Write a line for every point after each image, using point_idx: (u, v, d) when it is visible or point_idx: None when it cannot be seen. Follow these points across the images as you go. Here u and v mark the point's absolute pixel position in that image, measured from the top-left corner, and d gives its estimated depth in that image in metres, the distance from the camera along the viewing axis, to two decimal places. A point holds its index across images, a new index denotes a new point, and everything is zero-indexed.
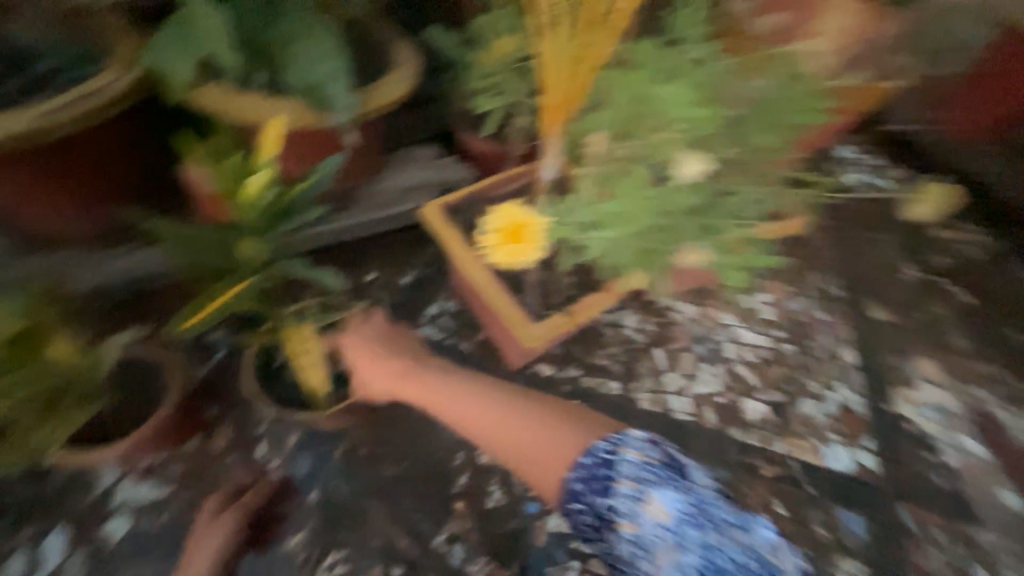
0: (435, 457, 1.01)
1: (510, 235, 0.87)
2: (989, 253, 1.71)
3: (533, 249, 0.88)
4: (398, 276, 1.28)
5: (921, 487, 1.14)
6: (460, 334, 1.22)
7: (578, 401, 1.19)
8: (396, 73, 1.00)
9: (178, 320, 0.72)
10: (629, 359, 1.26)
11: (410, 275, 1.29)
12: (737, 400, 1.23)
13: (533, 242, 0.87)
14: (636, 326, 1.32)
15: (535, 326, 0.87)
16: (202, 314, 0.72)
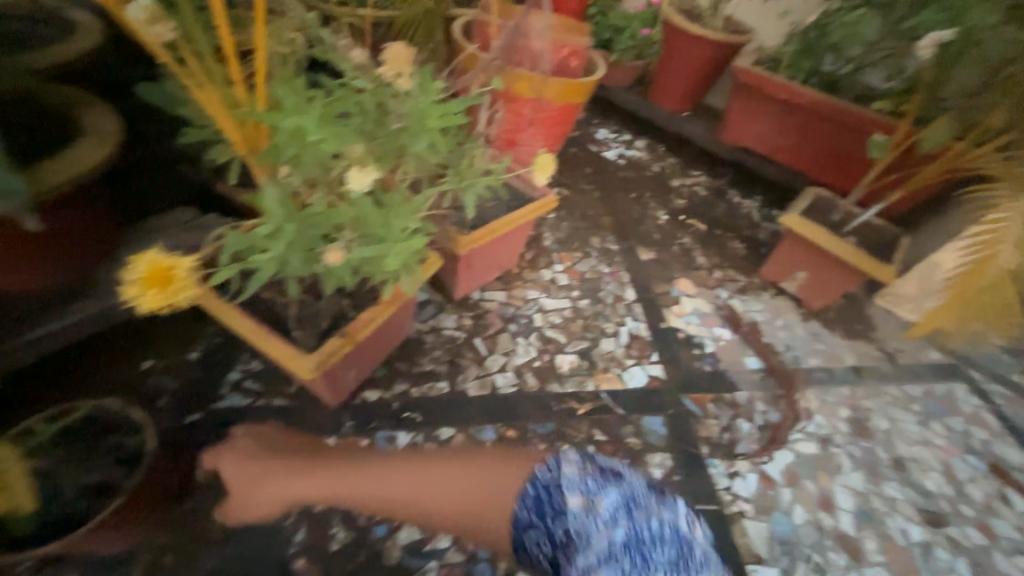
0: (265, 525, 0.98)
1: (153, 282, 0.69)
2: (708, 190, 2.26)
3: (180, 295, 0.71)
4: (184, 353, 1.18)
5: (694, 376, 1.45)
6: (270, 391, 1.16)
7: (410, 412, 1.20)
8: (86, 141, 0.93)
9: None
10: (452, 356, 1.34)
11: (199, 347, 1.19)
12: (552, 360, 1.40)
13: (179, 289, 0.71)
14: (455, 324, 1.42)
15: (308, 358, 0.84)
16: None
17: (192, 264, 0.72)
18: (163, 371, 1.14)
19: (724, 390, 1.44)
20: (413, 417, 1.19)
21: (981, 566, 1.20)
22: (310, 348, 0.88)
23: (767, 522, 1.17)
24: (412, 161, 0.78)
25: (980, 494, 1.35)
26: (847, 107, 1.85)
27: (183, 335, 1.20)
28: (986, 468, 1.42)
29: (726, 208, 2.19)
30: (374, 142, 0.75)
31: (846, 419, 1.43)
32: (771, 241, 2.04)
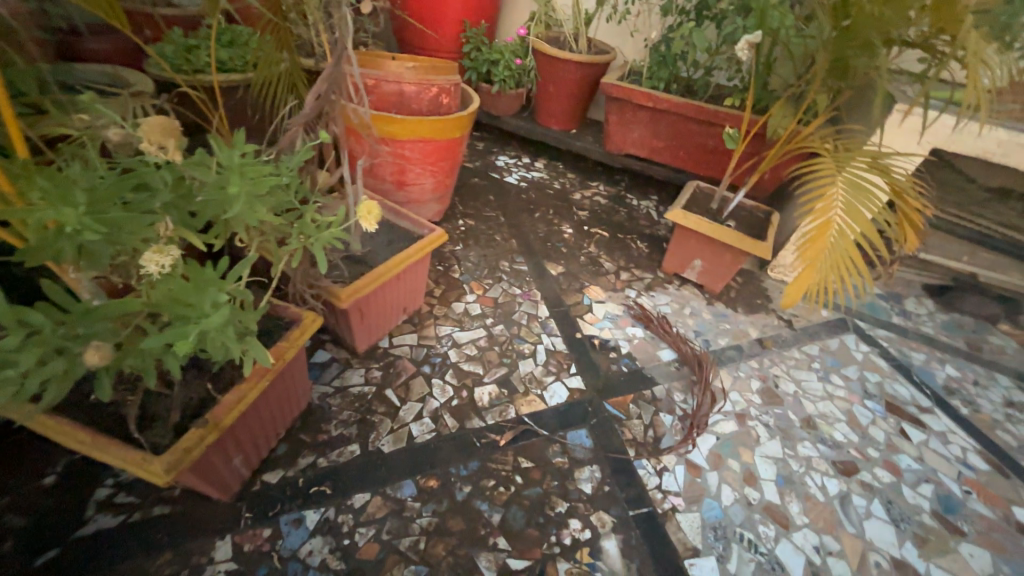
0: None
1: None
2: (607, 198, 2.38)
3: None
4: (37, 480, 1.02)
5: (612, 380, 1.48)
6: (149, 500, 1.02)
7: (319, 486, 1.10)
8: None
9: None
10: (363, 414, 1.26)
11: (57, 469, 1.04)
12: (470, 394, 1.37)
13: None
14: (364, 378, 1.35)
15: (156, 459, 0.75)
16: None
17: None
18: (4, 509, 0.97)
19: (643, 389, 1.46)
20: (322, 490, 1.09)
21: (893, 503, 1.29)
22: (163, 448, 0.78)
23: (699, 510, 1.19)
24: (239, 228, 0.73)
25: (882, 434, 1.46)
26: (704, 106, 2.04)
27: (34, 460, 1.04)
28: (883, 408, 1.54)
29: (625, 212, 2.31)
30: (186, 215, 0.70)
31: (757, 391, 1.51)
32: (670, 235, 2.17)
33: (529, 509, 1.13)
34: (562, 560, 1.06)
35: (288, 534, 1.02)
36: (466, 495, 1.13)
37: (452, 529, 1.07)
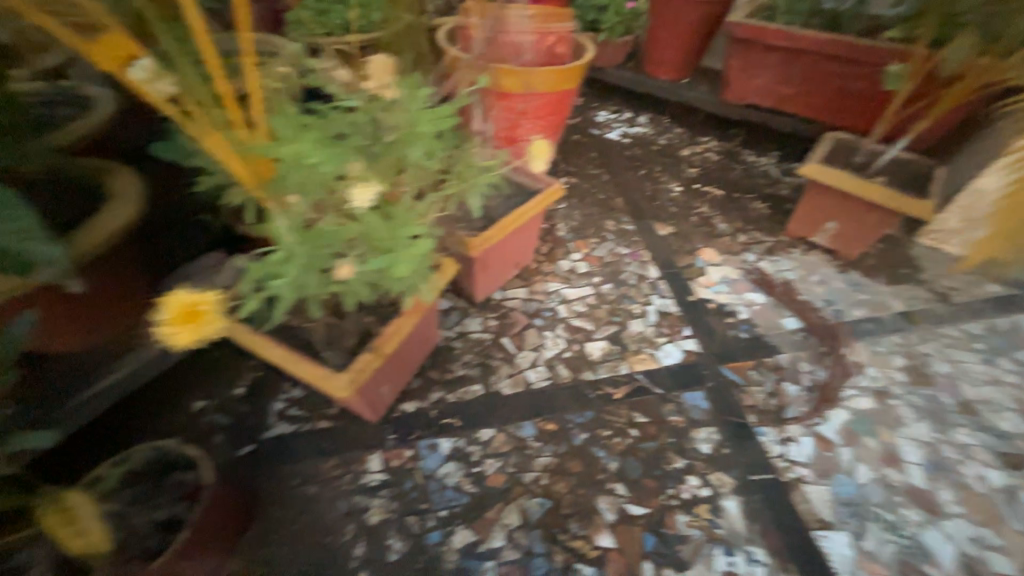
0: (325, 544, 1.01)
1: (188, 315, 0.70)
2: (721, 154, 2.18)
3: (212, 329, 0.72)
4: (232, 389, 1.23)
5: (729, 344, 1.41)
6: (315, 414, 1.20)
7: (449, 418, 1.20)
8: (115, 204, 0.98)
9: None
10: (482, 359, 1.35)
11: (244, 382, 1.25)
12: (582, 348, 1.39)
13: (210, 325, 0.72)
14: (481, 326, 1.43)
15: (338, 376, 0.87)
16: None
17: (218, 298, 0.73)
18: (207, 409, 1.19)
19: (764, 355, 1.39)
20: (452, 422, 1.20)
21: None
22: (341, 368, 0.90)
23: (829, 484, 1.12)
24: None
25: None
26: (855, 43, 1.76)
27: (227, 373, 1.26)
28: None
29: (741, 170, 2.11)
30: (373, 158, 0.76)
31: (901, 367, 1.36)
32: (795, 196, 1.95)
33: (645, 461, 1.15)
34: (680, 513, 1.07)
35: (428, 455, 1.14)
36: (583, 441, 1.18)
37: (572, 470, 1.13)
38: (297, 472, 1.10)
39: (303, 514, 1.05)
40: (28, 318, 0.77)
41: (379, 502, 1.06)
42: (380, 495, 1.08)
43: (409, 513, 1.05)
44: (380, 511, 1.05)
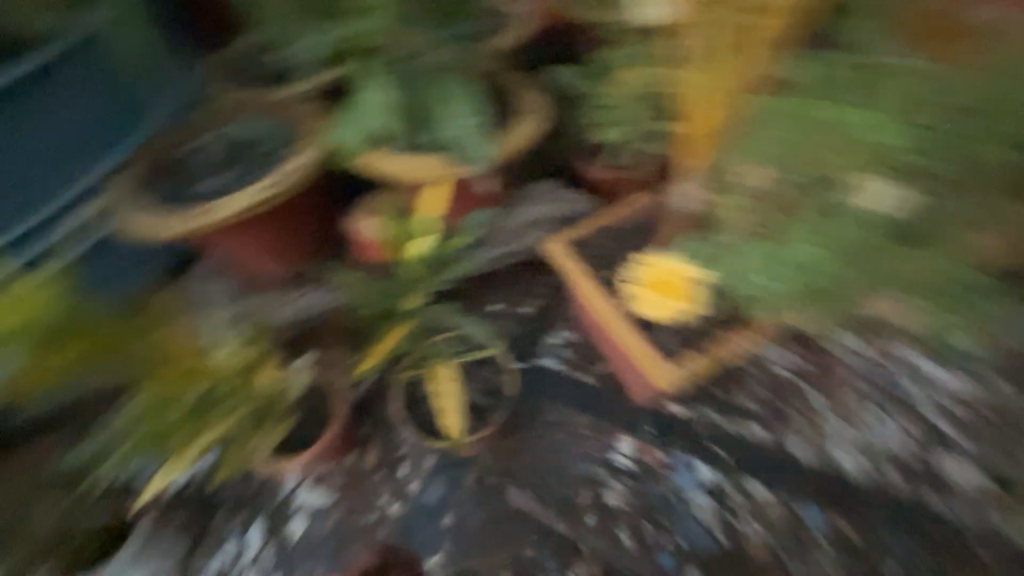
0: (561, 494, 1.04)
1: (664, 283, 0.85)
2: None
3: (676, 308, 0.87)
4: (516, 307, 1.21)
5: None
6: (581, 366, 1.14)
7: (716, 446, 1.03)
8: (523, 120, 1.07)
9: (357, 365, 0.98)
10: (777, 404, 1.01)
11: (530, 305, 1.22)
12: (942, 464, 0.93)
13: (677, 303, 0.86)
14: (789, 362, 1.01)
15: (668, 366, 0.88)
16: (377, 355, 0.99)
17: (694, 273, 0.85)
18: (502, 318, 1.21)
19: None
20: (719, 454, 1.02)
21: None
22: (668, 356, 0.90)
23: None
24: None
25: None
26: None
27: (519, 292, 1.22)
28: None
29: None
30: None
31: None
32: None
33: None
34: None
35: (681, 472, 1.03)
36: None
37: None
38: (554, 413, 1.11)
39: (550, 455, 1.08)
40: (477, 220, 1.03)
41: (618, 487, 1.03)
42: (622, 480, 1.04)
43: (644, 517, 1.01)
44: (616, 496, 1.03)
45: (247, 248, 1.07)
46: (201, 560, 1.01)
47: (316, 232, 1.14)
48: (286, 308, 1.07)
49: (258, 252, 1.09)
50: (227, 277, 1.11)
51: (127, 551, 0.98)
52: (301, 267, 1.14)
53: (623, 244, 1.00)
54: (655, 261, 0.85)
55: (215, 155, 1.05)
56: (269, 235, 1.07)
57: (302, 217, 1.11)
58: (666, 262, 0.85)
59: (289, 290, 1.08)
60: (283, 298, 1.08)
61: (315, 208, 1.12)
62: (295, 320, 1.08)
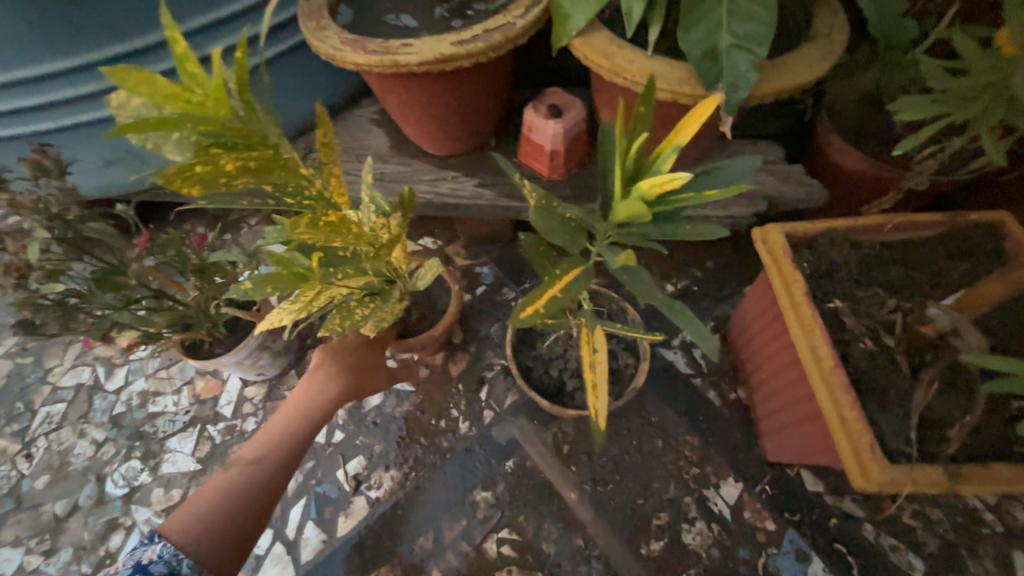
0: (635, 503, 0.89)
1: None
2: None
3: None
4: (664, 282, 1.07)
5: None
6: (712, 380, 0.98)
7: (844, 549, 0.82)
8: (809, 47, 0.70)
9: (519, 307, 0.49)
10: (956, 541, 0.82)
11: (678, 284, 1.07)
12: None
13: None
14: (992, 502, 0.84)
15: (887, 467, 0.56)
16: (542, 306, 0.51)
17: None
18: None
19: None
20: (846, 559, 0.82)
21: None
22: (887, 455, 0.58)
23: None
24: None
25: None
26: None
27: (675, 264, 1.09)
28: None
29: None
30: None
31: None
32: None
33: None
34: None
35: (785, 554, 0.83)
36: None
37: None
38: (661, 415, 0.95)
39: (639, 455, 0.92)
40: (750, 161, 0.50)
41: (702, 529, 0.86)
42: (710, 523, 0.86)
43: None
44: (698, 540, 0.85)
45: (421, 111, 0.93)
46: (285, 387, 1.05)
47: (491, 129, 1.03)
48: (440, 193, 1.02)
49: (430, 122, 0.96)
50: (394, 134, 1.09)
51: (223, 356, 0.90)
52: (467, 147, 1.04)
53: (861, 267, 0.71)
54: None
55: None
56: (448, 106, 0.92)
57: (487, 93, 0.93)
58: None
59: (450, 176, 1.04)
60: (441, 183, 1.03)
61: (502, 94, 0.98)
62: (442, 205, 1.02)
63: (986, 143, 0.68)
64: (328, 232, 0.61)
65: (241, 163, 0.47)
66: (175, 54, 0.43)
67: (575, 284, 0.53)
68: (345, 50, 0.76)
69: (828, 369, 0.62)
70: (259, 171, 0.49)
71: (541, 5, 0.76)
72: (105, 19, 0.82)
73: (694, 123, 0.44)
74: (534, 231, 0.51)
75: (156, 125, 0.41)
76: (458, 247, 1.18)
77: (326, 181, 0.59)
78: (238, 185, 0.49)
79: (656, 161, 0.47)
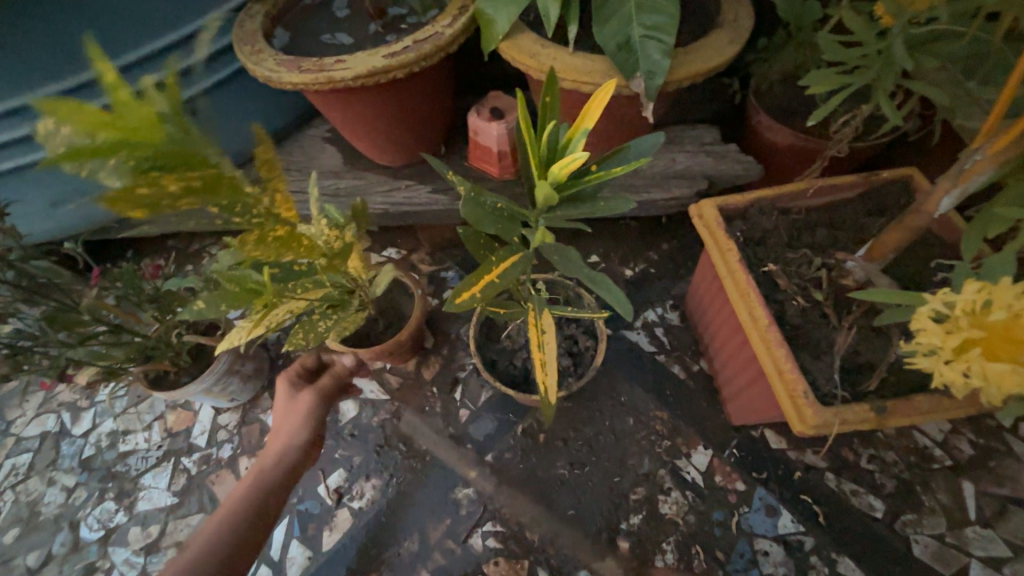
0: (612, 480, 0.92)
1: (980, 340, 0.46)
2: None
3: None
4: (623, 267, 1.11)
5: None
6: (675, 355, 1.02)
7: (809, 500, 0.87)
8: (718, 33, 0.75)
9: (452, 294, 0.53)
10: (911, 478, 0.87)
11: (636, 268, 1.11)
12: None
13: None
14: (940, 439, 0.89)
15: (820, 409, 0.60)
16: (477, 292, 0.55)
17: None
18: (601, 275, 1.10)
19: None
20: (812, 509, 0.86)
21: None
22: (821, 399, 0.63)
23: None
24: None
25: None
26: None
27: (632, 248, 1.13)
28: None
29: None
30: None
31: None
32: None
33: None
34: None
35: (756, 511, 0.87)
36: None
37: None
38: (631, 394, 0.99)
39: (612, 435, 0.95)
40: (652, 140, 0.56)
41: (676, 498, 0.89)
42: (684, 492, 0.90)
43: (698, 543, 0.86)
44: (674, 509, 0.89)
45: (367, 125, 0.95)
46: (259, 410, 1.05)
47: (440, 136, 1.06)
48: (395, 203, 1.04)
49: (377, 135, 0.98)
50: (346, 150, 1.11)
51: (191, 384, 0.89)
52: (420, 155, 1.06)
53: (791, 232, 0.76)
54: (972, 306, 0.46)
55: (342, 12, 0.94)
56: (393, 116, 0.94)
57: (429, 101, 0.96)
58: (998, 310, 0.45)
59: (405, 185, 1.06)
60: (396, 193, 1.05)
61: (446, 102, 1.01)
62: (398, 213, 1.04)
63: (884, 107, 0.74)
64: (277, 246, 0.63)
65: (182, 181, 0.47)
66: (107, 80, 0.41)
67: (511, 270, 0.57)
68: (280, 71, 0.78)
69: (765, 328, 0.67)
70: (199, 189, 0.50)
71: (469, 13, 0.80)
72: (18, 60, 0.82)
73: (596, 107, 0.50)
74: (466, 222, 0.54)
75: (91, 152, 0.40)
76: (423, 254, 1.19)
77: (273, 197, 0.61)
78: (180, 206, 0.50)
79: (568, 144, 0.52)
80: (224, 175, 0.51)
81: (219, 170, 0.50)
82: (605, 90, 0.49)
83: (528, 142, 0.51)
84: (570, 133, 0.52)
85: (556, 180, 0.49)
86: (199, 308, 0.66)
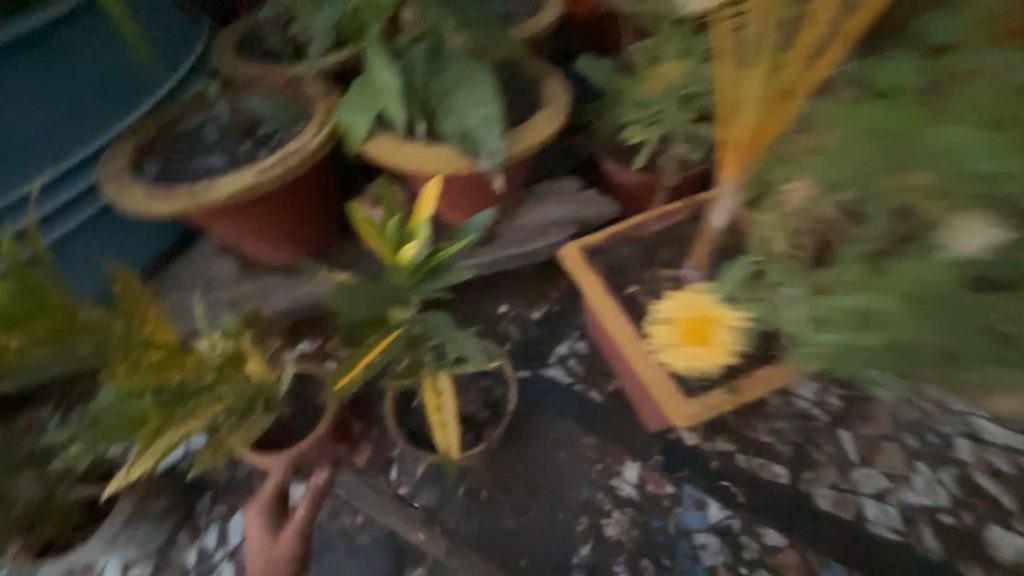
0: (556, 517, 0.95)
1: None
2: None
3: None
4: (530, 311, 1.20)
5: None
6: (590, 381, 1.10)
7: (729, 484, 0.95)
8: (544, 112, 0.91)
9: (332, 381, 0.59)
10: (803, 439, 0.99)
11: (541, 309, 1.20)
12: (976, 525, 0.89)
13: None
14: (816, 398, 1.03)
15: (687, 402, 0.72)
16: (356, 373, 0.61)
17: None
18: (510, 323, 1.18)
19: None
20: (733, 491, 0.95)
21: None
22: (688, 393, 0.75)
23: None
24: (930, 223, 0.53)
25: None
26: None
27: (535, 292, 1.23)
28: None
29: None
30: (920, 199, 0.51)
31: None
32: None
33: None
34: None
35: (687, 508, 0.94)
36: None
37: None
38: (559, 429, 1.05)
39: (549, 473, 0.99)
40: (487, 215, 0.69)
41: (618, 517, 0.94)
42: (624, 509, 0.95)
43: (646, 555, 0.90)
44: (618, 529, 0.93)
45: (254, 232, 0.99)
46: (176, 550, 0.95)
47: (334, 228, 1.12)
48: (297, 298, 1.06)
49: (267, 239, 1.02)
50: (239, 256, 1.12)
51: (86, 544, 0.83)
52: (316, 249, 1.10)
53: (644, 256, 0.90)
54: None
55: (213, 135, 0.99)
56: (279, 221, 0.99)
57: (313, 200, 1.03)
58: None
59: (303, 279, 1.08)
60: (296, 288, 1.07)
61: (331, 197, 1.08)
62: (303, 307, 1.06)
63: None
64: (158, 371, 0.63)
65: (35, 329, 0.57)
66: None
67: (391, 344, 0.63)
68: (151, 202, 0.82)
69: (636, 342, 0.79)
70: (52, 334, 0.58)
71: (330, 125, 0.90)
72: None
73: (427, 202, 0.66)
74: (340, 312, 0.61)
75: None
76: (337, 339, 1.19)
77: (149, 328, 0.63)
78: (37, 348, 0.58)
79: (413, 231, 0.66)
80: (80, 315, 0.59)
81: (74, 312, 0.59)
82: (428, 191, 0.66)
83: (377, 236, 0.64)
84: (410, 223, 0.66)
85: (401, 268, 0.64)
86: (79, 450, 0.65)
